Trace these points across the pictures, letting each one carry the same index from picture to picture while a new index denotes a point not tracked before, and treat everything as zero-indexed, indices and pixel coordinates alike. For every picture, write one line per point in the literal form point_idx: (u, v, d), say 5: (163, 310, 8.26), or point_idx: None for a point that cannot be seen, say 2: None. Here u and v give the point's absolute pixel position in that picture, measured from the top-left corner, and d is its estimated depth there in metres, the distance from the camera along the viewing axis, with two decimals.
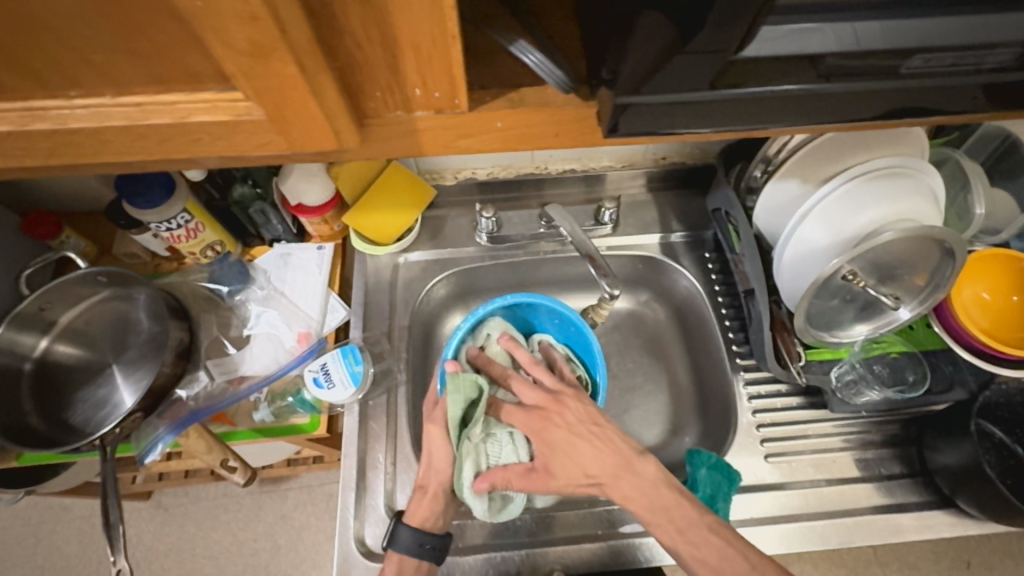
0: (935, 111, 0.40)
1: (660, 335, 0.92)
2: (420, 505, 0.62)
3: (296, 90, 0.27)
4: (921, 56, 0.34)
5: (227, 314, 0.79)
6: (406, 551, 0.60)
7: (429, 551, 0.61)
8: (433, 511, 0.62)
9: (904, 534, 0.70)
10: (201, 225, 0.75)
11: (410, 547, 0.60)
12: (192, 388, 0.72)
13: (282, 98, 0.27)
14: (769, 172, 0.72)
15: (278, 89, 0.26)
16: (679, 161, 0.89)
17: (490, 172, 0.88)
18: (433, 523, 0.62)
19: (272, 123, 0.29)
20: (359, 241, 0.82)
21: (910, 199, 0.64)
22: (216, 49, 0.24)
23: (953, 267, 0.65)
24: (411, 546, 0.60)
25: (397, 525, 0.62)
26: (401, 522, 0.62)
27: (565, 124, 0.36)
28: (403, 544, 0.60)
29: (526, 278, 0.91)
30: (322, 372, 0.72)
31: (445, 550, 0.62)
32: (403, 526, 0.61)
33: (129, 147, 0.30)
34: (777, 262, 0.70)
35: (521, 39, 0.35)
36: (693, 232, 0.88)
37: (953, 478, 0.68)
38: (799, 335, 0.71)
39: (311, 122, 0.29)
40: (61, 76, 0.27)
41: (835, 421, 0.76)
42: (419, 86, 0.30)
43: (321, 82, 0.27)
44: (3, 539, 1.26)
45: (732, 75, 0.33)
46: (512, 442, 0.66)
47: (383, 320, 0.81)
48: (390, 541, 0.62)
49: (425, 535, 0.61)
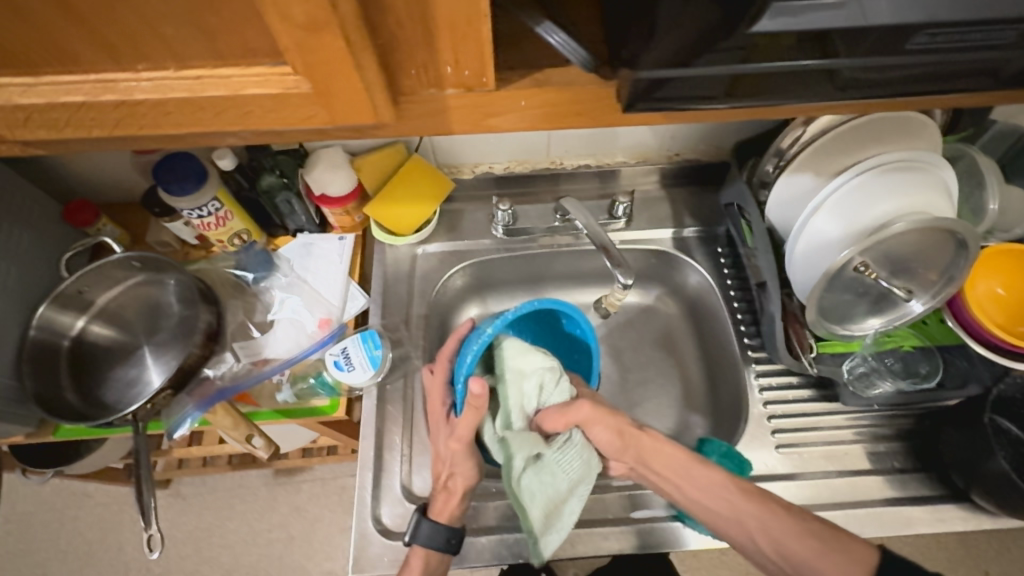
0: (946, 89, 0.41)
1: (672, 329, 0.93)
2: (440, 504, 0.64)
3: (344, 63, 0.29)
4: (926, 33, 0.35)
5: (252, 300, 0.82)
6: (429, 543, 0.62)
7: (452, 544, 0.63)
8: (457, 509, 0.64)
9: (916, 527, 0.70)
10: (230, 214, 0.79)
11: (434, 541, 0.62)
12: (219, 367, 0.75)
13: (329, 72, 0.30)
14: (781, 166, 0.74)
15: (327, 61, 0.29)
16: (692, 158, 0.91)
17: (507, 167, 0.90)
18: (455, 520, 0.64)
19: (318, 96, 0.32)
20: (379, 232, 0.85)
21: (922, 191, 0.65)
22: (274, 24, 0.27)
23: (966, 260, 0.65)
24: (436, 540, 0.62)
25: (419, 519, 0.63)
26: (425, 518, 0.63)
27: (585, 103, 0.38)
28: (424, 536, 0.62)
29: (541, 271, 0.92)
30: (343, 356, 0.75)
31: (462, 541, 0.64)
32: (426, 521, 0.63)
33: (187, 119, 0.33)
34: (790, 254, 0.71)
35: (546, 19, 0.37)
36: (706, 227, 0.90)
37: (965, 470, 0.68)
38: (811, 328, 0.72)
39: (352, 96, 0.32)
40: (133, 50, 0.30)
41: (847, 414, 0.76)
42: (451, 64, 0.32)
43: (365, 57, 0.29)
44: (28, 523, 1.30)
45: (745, 54, 0.35)
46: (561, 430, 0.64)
47: (401, 308, 0.83)
48: (411, 537, 0.63)
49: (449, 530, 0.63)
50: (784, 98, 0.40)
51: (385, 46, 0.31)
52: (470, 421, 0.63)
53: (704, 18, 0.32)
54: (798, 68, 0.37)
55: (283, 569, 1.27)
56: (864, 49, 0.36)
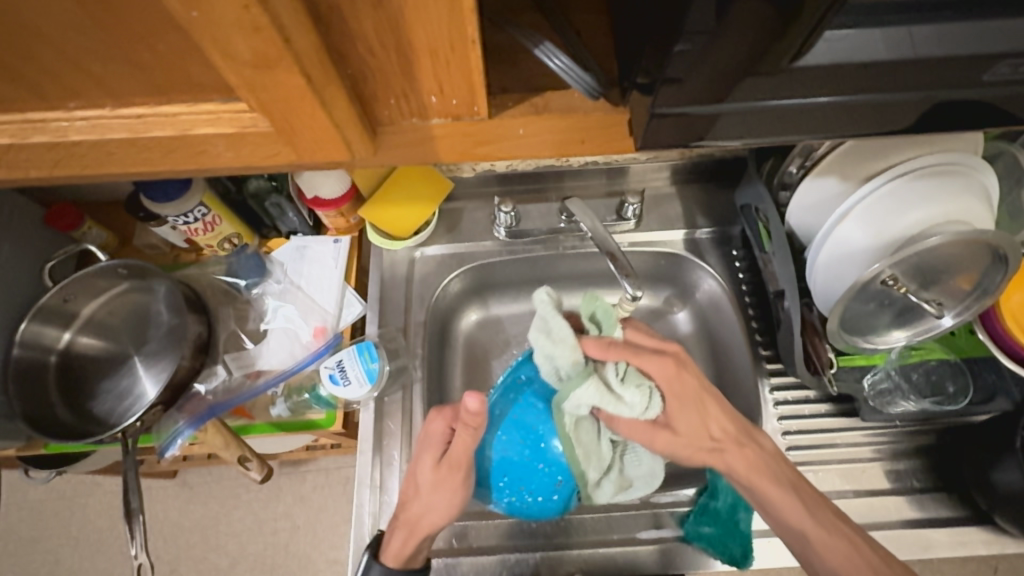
0: (1001, 107, 0.37)
1: (683, 334, 0.89)
2: (398, 543, 0.61)
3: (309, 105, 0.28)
4: (1004, 64, 0.32)
5: (244, 307, 0.79)
6: None
7: None
8: (415, 551, 0.61)
9: (934, 550, 0.67)
10: (218, 218, 0.75)
11: None
12: (210, 382, 0.73)
13: (289, 112, 0.28)
14: (807, 167, 0.68)
15: (291, 106, 0.28)
16: (707, 153, 0.85)
17: (510, 164, 0.85)
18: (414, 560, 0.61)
19: (280, 137, 0.31)
20: (375, 235, 0.81)
21: (960, 198, 0.60)
22: (218, 62, 0.25)
23: (1003, 275, 0.61)
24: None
25: (372, 557, 0.61)
26: (377, 560, 0.61)
27: (593, 131, 0.35)
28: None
29: (546, 273, 0.88)
30: (338, 369, 0.72)
31: None
32: (376, 566, 0.61)
33: (131, 158, 0.33)
34: (812, 262, 0.67)
35: (547, 41, 0.34)
36: (720, 228, 0.85)
37: (991, 495, 0.65)
38: (832, 341, 0.68)
39: (318, 136, 0.30)
40: (61, 89, 0.30)
41: (866, 430, 0.73)
42: (435, 93, 0.30)
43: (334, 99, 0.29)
44: (39, 511, 1.31)
45: (781, 79, 0.32)
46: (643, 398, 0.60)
47: (399, 316, 0.80)
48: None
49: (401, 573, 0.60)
50: (810, 128, 0.37)
51: (353, 87, 0.29)
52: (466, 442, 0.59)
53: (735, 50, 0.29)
54: (840, 94, 0.34)
55: (289, 558, 1.29)
56: (905, 75, 0.33)
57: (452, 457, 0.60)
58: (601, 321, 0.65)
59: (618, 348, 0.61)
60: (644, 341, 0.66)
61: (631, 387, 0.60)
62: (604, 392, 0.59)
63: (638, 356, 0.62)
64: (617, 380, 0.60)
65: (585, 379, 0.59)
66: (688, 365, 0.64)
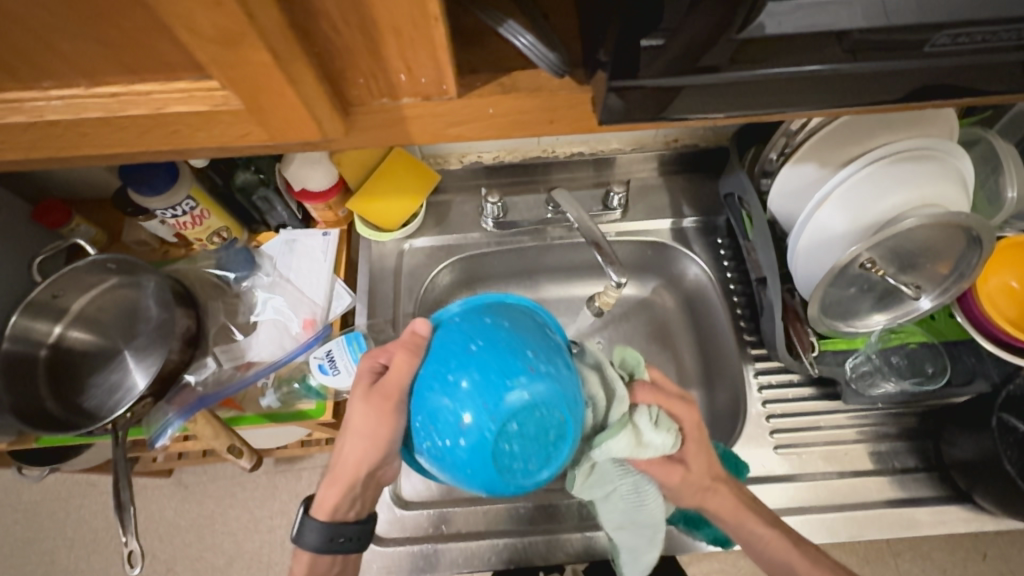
0: (953, 79, 0.38)
1: (669, 322, 0.90)
2: (330, 498, 0.59)
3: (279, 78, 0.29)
4: (949, 32, 0.34)
5: (234, 301, 0.80)
6: (312, 547, 0.58)
7: (340, 544, 0.59)
8: (342, 500, 0.59)
9: (915, 528, 0.68)
10: (206, 212, 0.76)
11: (317, 541, 0.58)
12: (201, 373, 0.73)
13: (258, 89, 0.29)
14: (786, 155, 0.69)
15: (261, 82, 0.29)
16: (691, 143, 0.87)
17: (496, 156, 0.87)
18: (347, 513, 0.60)
19: (252, 115, 0.32)
20: (364, 228, 0.82)
21: (934, 182, 0.61)
22: (188, 39, 0.26)
23: (978, 256, 0.62)
24: (316, 536, 0.58)
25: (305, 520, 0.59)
26: (309, 515, 0.59)
27: (560, 110, 0.37)
28: (309, 541, 0.58)
29: (534, 264, 0.89)
30: (327, 359, 0.73)
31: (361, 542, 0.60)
32: (311, 521, 0.58)
33: (109, 139, 0.34)
34: (793, 248, 0.68)
35: (511, 19, 0.34)
36: (705, 218, 0.86)
37: (970, 473, 0.66)
38: (813, 325, 0.68)
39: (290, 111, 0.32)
40: (38, 69, 0.31)
41: (849, 413, 0.74)
42: (403, 72, 0.32)
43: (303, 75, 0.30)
44: (35, 513, 1.32)
45: (740, 55, 0.33)
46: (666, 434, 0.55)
47: (388, 308, 0.81)
48: (297, 537, 0.59)
49: (336, 529, 0.58)
50: (774, 104, 0.38)
51: (322, 66, 0.31)
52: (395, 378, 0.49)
53: (693, 25, 0.31)
54: (800, 71, 0.35)
55: (285, 554, 1.29)
56: (860, 50, 0.35)
57: (386, 390, 0.50)
58: (631, 364, 0.59)
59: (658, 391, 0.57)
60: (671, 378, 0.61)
61: (663, 431, 0.54)
62: (635, 436, 0.52)
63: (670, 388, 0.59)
64: (652, 425, 0.53)
65: (621, 427, 0.51)
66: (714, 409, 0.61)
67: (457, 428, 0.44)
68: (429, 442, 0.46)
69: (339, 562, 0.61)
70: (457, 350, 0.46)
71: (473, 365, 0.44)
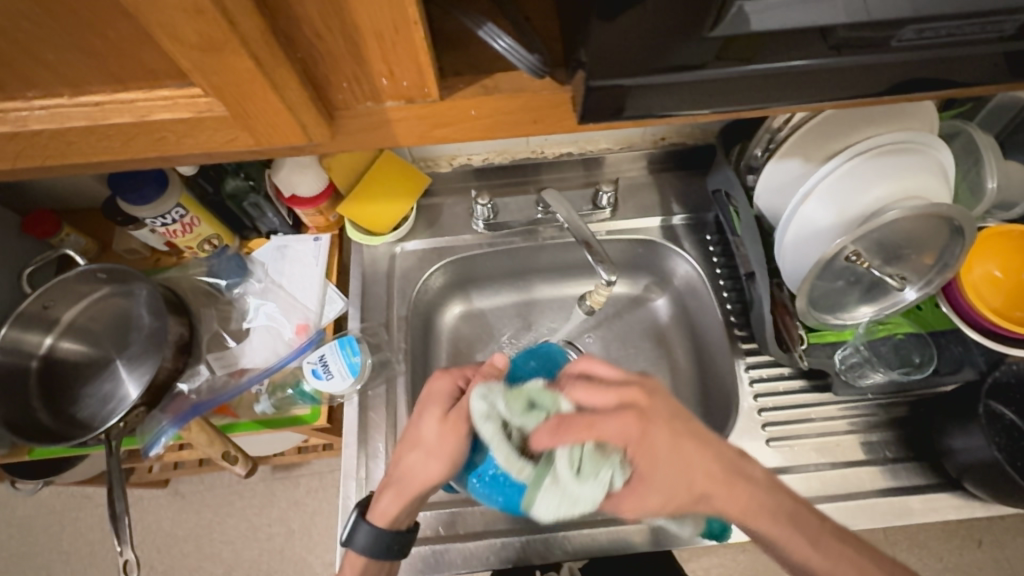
0: (925, 70, 0.39)
1: (662, 319, 0.90)
2: (386, 502, 0.61)
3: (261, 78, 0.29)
4: (916, 27, 0.34)
5: (226, 307, 0.80)
6: (365, 550, 0.60)
7: (393, 550, 0.61)
8: (401, 510, 0.61)
9: (907, 517, 0.69)
10: (196, 219, 0.75)
11: (372, 547, 0.60)
12: (193, 382, 0.74)
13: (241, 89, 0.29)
14: (771, 151, 0.70)
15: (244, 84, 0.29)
16: (678, 141, 0.88)
17: (486, 158, 0.88)
18: (402, 518, 0.62)
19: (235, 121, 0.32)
20: (354, 232, 0.83)
21: (915, 174, 0.62)
22: (170, 47, 0.26)
23: (961, 246, 0.63)
24: (374, 545, 0.60)
25: (358, 524, 0.61)
26: (365, 519, 0.61)
27: (542, 110, 0.37)
28: (360, 543, 0.60)
29: (526, 264, 0.90)
30: (321, 364, 0.73)
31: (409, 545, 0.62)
32: (364, 524, 0.61)
33: (94, 147, 0.34)
34: (780, 242, 0.69)
35: (490, 22, 0.35)
36: (694, 215, 0.87)
37: (959, 460, 0.67)
38: (801, 318, 0.69)
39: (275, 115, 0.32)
40: (21, 79, 0.31)
41: (840, 404, 0.75)
42: (385, 75, 0.32)
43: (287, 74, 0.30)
44: (30, 527, 1.30)
45: (715, 52, 0.34)
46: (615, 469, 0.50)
47: (381, 311, 0.81)
48: (349, 539, 0.62)
49: (391, 535, 0.61)
50: (752, 101, 0.39)
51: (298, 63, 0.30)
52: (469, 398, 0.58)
53: (667, 23, 0.31)
54: (775, 67, 0.36)
55: (284, 562, 1.28)
56: (832, 46, 0.35)
57: (462, 410, 0.58)
58: (541, 401, 0.53)
59: (566, 427, 0.49)
60: (599, 393, 0.55)
61: (589, 478, 0.48)
62: (558, 496, 0.48)
63: (587, 394, 0.55)
64: (571, 475, 0.48)
65: (538, 491, 0.49)
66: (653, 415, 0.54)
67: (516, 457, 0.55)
68: (487, 464, 0.56)
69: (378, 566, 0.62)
70: (523, 391, 0.57)
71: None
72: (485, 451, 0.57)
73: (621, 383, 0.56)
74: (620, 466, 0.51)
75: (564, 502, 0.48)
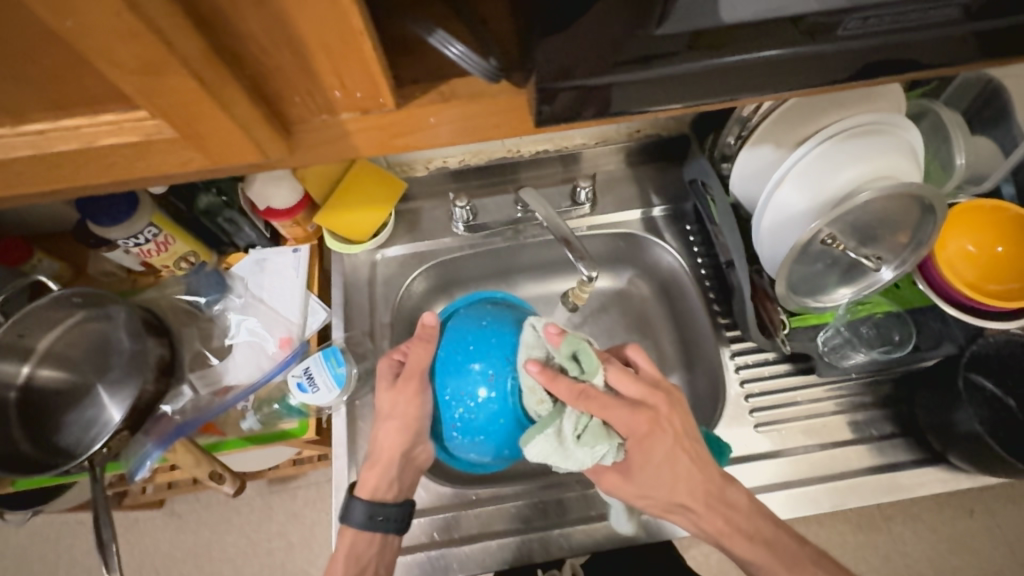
0: (882, 56, 0.39)
1: (648, 312, 0.90)
2: (372, 479, 0.66)
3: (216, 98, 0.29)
4: (861, 14, 0.35)
5: (207, 325, 0.79)
6: (359, 524, 0.64)
7: (381, 523, 0.63)
8: (385, 482, 0.65)
9: (897, 493, 0.70)
10: (170, 238, 0.75)
11: (360, 518, 0.64)
12: (177, 403, 0.72)
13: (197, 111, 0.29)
14: (744, 138, 0.70)
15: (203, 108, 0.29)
16: (653, 133, 0.88)
17: (462, 160, 0.87)
18: (387, 492, 0.66)
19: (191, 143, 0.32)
20: (333, 241, 0.82)
21: (885, 154, 0.63)
22: (110, 72, 0.26)
23: (934, 224, 0.64)
24: (361, 515, 0.64)
25: (349, 501, 0.65)
26: (354, 496, 0.66)
27: (502, 113, 0.37)
28: (355, 518, 0.63)
29: (509, 264, 0.89)
30: (305, 377, 0.72)
31: (403, 521, 0.64)
32: (355, 501, 0.65)
33: (43, 176, 0.33)
34: (757, 228, 0.69)
35: (440, 28, 0.34)
36: (673, 205, 0.87)
37: (943, 434, 0.68)
38: (783, 303, 0.70)
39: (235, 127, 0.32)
40: None
41: (825, 386, 0.76)
42: (338, 87, 0.32)
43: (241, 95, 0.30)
44: (25, 556, 1.28)
45: (668, 48, 0.34)
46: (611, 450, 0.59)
47: (364, 319, 0.81)
48: (343, 517, 0.65)
49: (376, 507, 0.64)
50: (712, 94, 0.39)
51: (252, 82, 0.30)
52: (420, 356, 0.63)
53: (617, 22, 0.31)
54: (729, 59, 0.36)
55: None
56: (783, 36, 0.36)
57: (410, 371, 0.63)
58: (583, 363, 0.57)
59: (589, 396, 0.56)
60: (626, 385, 0.60)
61: (585, 445, 0.57)
62: (553, 445, 0.56)
63: (619, 377, 0.60)
64: (572, 437, 0.56)
65: (537, 433, 0.56)
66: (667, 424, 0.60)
67: (490, 401, 0.59)
68: (461, 415, 0.61)
69: (376, 542, 0.64)
70: (465, 340, 0.62)
71: (486, 339, 0.62)
72: (446, 404, 0.62)
73: (651, 384, 0.61)
74: (616, 449, 0.59)
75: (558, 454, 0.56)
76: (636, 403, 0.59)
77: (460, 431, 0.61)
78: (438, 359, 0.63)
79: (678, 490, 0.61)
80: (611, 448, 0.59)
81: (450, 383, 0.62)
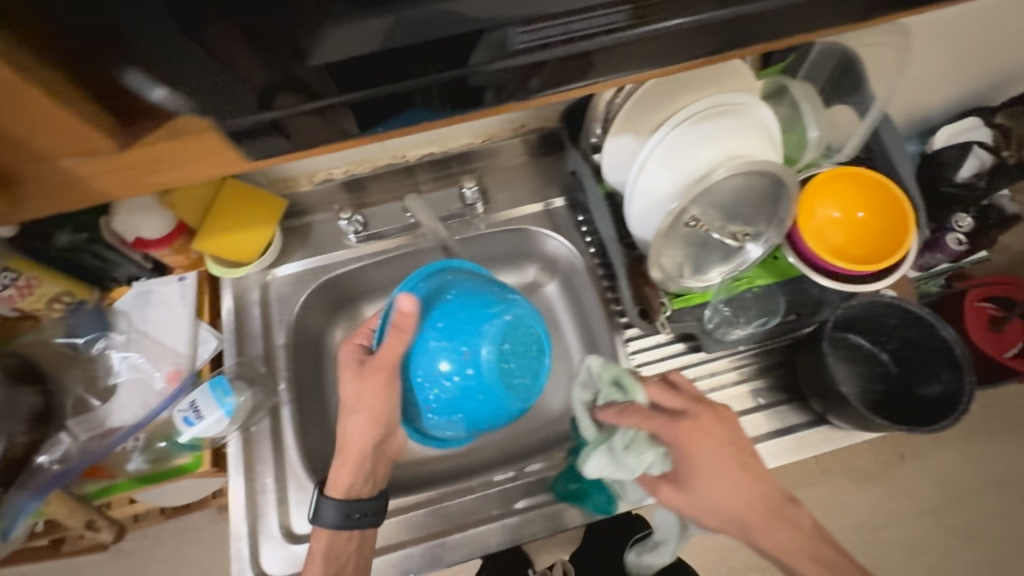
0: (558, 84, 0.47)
1: (553, 304, 0.92)
2: (343, 477, 0.68)
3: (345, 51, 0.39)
4: None
5: (90, 365, 0.76)
6: (333, 524, 0.65)
7: (356, 519, 0.66)
8: (353, 479, 0.68)
9: (791, 454, 0.73)
10: (32, 280, 0.70)
11: (336, 518, 0.65)
12: (55, 452, 0.70)
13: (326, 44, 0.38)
14: (608, 126, 0.71)
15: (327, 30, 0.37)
16: (538, 127, 0.88)
17: (348, 170, 0.86)
18: (364, 488, 0.68)
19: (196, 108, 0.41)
20: (217, 267, 0.79)
21: (738, 134, 0.65)
22: None
23: (790, 198, 0.66)
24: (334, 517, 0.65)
25: (321, 501, 0.67)
26: (326, 496, 0.67)
27: (211, 151, 0.46)
28: (328, 518, 0.65)
29: (411, 270, 0.89)
30: (192, 411, 0.70)
31: (379, 513, 0.68)
32: (328, 500, 0.66)
33: None
34: (628, 214, 0.70)
35: (137, 69, 0.39)
36: (565, 197, 0.88)
37: (821, 397, 0.71)
38: (662, 285, 0.71)
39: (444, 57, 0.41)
40: None
41: (715, 361, 0.78)
42: (45, 145, 0.42)
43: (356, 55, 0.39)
44: None
45: None
46: (659, 459, 0.63)
47: (258, 342, 0.79)
48: (316, 516, 0.66)
49: (350, 506, 0.66)
50: None
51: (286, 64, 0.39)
52: (395, 346, 0.60)
53: None
54: None
55: None
56: None
57: (382, 363, 0.62)
58: (624, 384, 0.65)
59: (626, 413, 0.63)
60: (666, 399, 0.65)
61: (633, 453, 0.62)
62: (607, 460, 0.62)
63: (660, 392, 0.65)
64: (620, 448, 0.62)
65: (594, 451, 0.64)
66: (707, 433, 0.62)
67: (464, 375, 0.59)
68: (434, 390, 0.61)
69: (356, 537, 0.66)
70: (446, 312, 0.61)
71: (454, 311, 0.61)
72: (421, 383, 0.62)
73: (692, 397, 0.65)
74: (661, 458, 0.63)
75: (604, 467, 0.62)
76: (673, 415, 0.63)
77: (436, 411, 0.62)
78: (418, 336, 0.61)
79: (741, 508, 0.60)
80: (659, 457, 0.62)
81: (422, 360, 0.61)
